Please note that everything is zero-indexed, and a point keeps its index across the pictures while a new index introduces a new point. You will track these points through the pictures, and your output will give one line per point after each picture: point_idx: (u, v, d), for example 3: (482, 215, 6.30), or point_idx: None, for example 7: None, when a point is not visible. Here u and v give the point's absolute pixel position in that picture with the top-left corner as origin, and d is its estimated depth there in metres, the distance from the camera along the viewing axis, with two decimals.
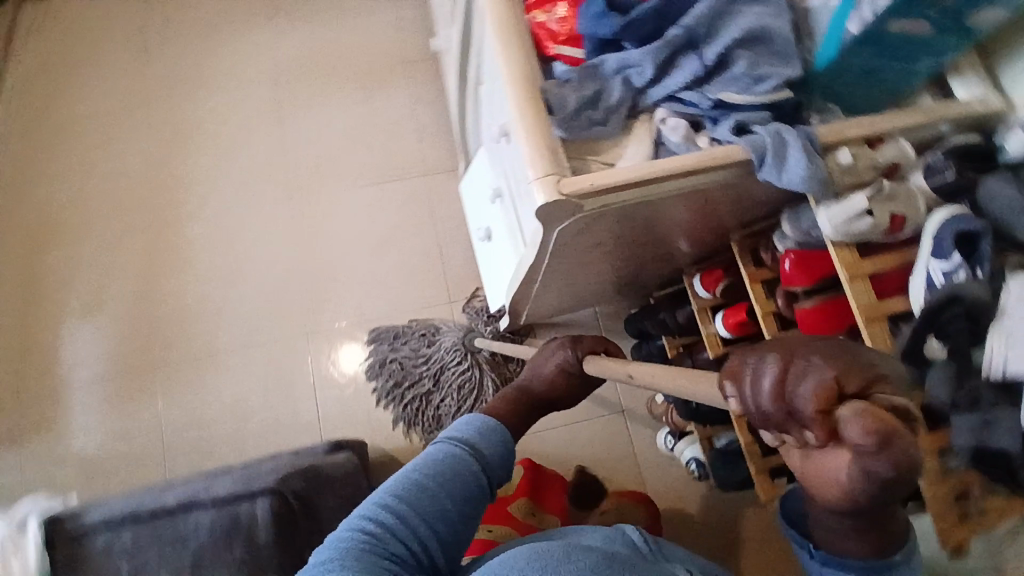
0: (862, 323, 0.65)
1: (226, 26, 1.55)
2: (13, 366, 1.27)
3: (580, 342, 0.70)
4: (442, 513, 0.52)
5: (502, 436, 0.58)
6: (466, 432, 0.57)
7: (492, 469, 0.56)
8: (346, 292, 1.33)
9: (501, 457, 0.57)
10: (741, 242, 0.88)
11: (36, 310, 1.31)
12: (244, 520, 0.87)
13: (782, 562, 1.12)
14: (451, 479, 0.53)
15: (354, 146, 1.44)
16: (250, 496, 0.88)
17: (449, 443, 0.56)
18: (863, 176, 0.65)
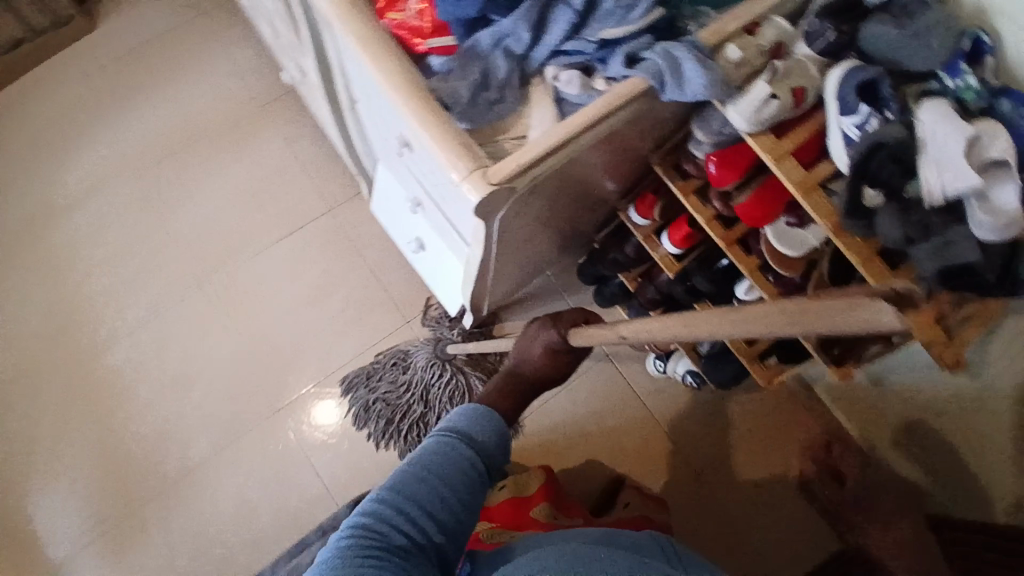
0: (801, 197, 0.68)
1: (60, 135, 1.43)
2: None
3: (561, 319, 0.72)
4: (443, 494, 0.57)
5: (497, 423, 0.63)
6: (458, 420, 0.62)
7: (487, 453, 0.61)
8: (302, 353, 1.32)
9: (497, 440, 0.62)
10: (663, 161, 0.90)
11: None
12: None
13: (771, 429, 1.34)
14: (450, 464, 0.58)
15: (247, 210, 1.39)
16: None
17: (444, 434, 0.61)
18: (755, 63, 0.67)
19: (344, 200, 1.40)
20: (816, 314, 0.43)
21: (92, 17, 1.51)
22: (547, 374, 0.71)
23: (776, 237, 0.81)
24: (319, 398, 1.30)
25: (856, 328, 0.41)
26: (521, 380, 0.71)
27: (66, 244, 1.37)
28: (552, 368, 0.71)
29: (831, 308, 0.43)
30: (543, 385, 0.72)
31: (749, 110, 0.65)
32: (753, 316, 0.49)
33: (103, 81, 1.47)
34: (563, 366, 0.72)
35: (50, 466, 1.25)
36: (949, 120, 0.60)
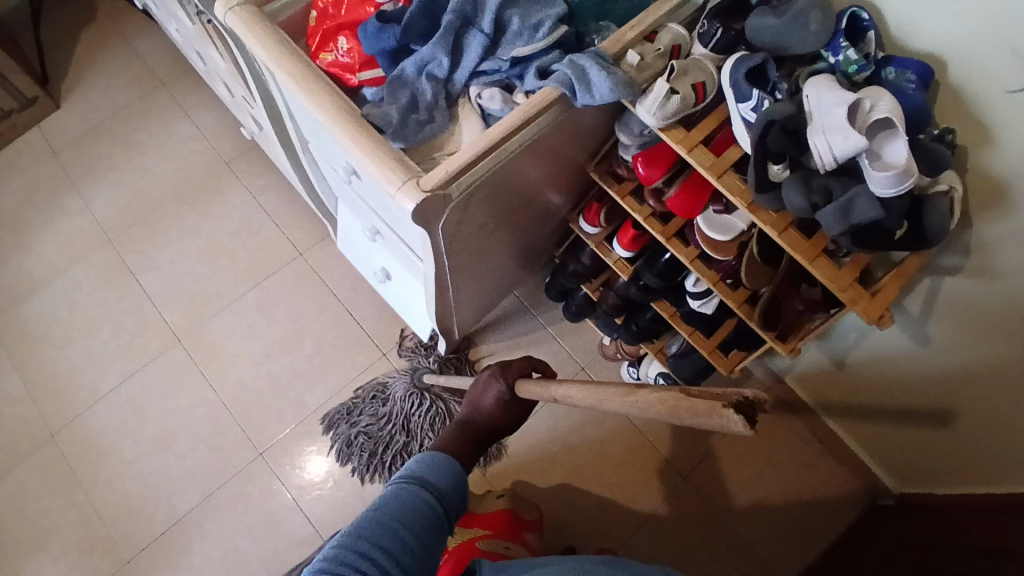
0: (716, 181, 0.74)
1: (31, 211, 1.49)
2: None
3: (509, 369, 0.80)
4: (406, 535, 0.60)
5: (455, 469, 0.68)
6: (418, 468, 0.67)
7: (445, 496, 0.65)
8: (280, 395, 1.34)
9: (454, 485, 0.67)
10: (598, 169, 0.96)
11: None
12: None
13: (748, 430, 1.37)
14: (410, 508, 0.62)
15: (218, 263, 1.44)
16: None
17: (404, 481, 0.65)
18: (656, 65, 0.75)
19: (312, 244, 1.45)
20: (683, 413, 0.49)
21: (57, 97, 1.59)
22: (495, 421, 0.78)
23: (708, 225, 0.87)
24: (301, 438, 1.31)
25: (716, 426, 0.47)
26: (471, 426, 0.77)
27: (42, 314, 1.40)
28: (500, 418, 0.78)
29: (696, 408, 0.48)
30: (492, 430, 0.78)
31: (656, 107, 0.72)
32: (645, 404, 0.54)
33: (72, 157, 1.53)
34: (512, 413, 0.79)
35: (34, 537, 1.24)
36: (833, 89, 0.65)
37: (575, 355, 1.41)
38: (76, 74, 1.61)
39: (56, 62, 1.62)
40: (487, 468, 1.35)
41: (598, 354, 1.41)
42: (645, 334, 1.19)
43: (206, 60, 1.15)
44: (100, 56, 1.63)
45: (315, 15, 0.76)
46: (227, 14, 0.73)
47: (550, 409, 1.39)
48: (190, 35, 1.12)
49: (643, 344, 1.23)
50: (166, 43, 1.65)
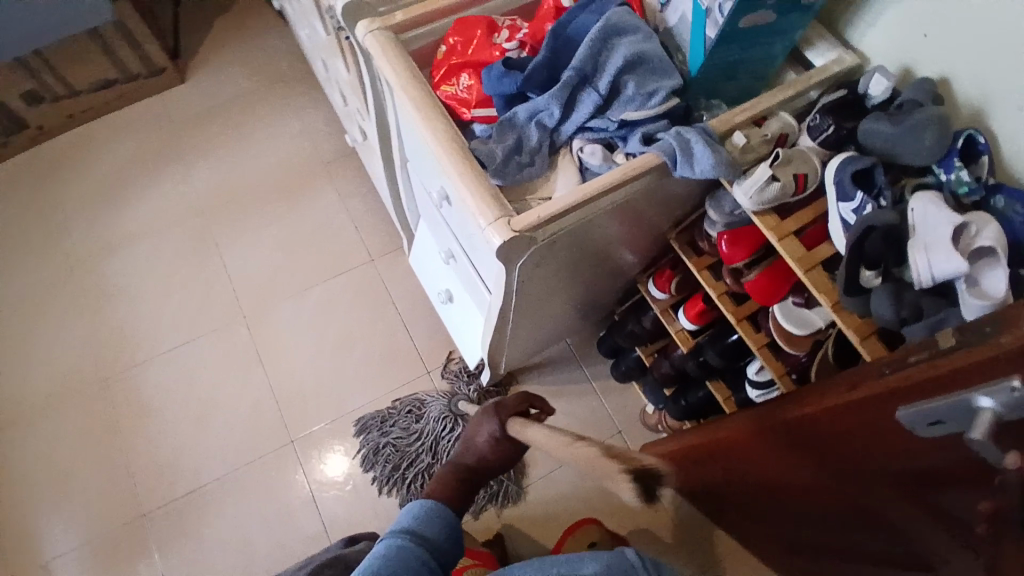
0: (802, 274, 0.73)
1: (135, 172, 1.60)
2: None
3: (501, 408, 0.82)
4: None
5: (442, 518, 0.73)
6: (412, 521, 0.72)
7: (435, 544, 0.71)
8: (323, 390, 1.38)
9: (442, 533, 0.72)
10: (679, 238, 0.98)
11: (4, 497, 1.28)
12: None
13: None
14: (403, 560, 0.66)
15: (295, 253, 1.51)
16: None
17: (399, 535, 0.70)
18: (761, 150, 0.76)
19: (384, 252, 1.51)
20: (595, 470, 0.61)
21: (182, 74, 1.72)
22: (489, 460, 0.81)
23: (784, 316, 0.85)
24: (331, 435, 1.34)
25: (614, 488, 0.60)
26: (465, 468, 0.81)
27: (125, 266, 1.50)
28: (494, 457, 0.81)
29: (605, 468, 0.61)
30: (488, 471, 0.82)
31: (754, 191, 0.72)
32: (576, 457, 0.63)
33: (184, 130, 1.65)
34: (504, 453, 0.81)
35: (66, 472, 1.30)
36: (938, 207, 0.65)
37: (614, 415, 1.39)
38: (204, 58, 1.75)
39: (188, 43, 1.77)
40: (502, 509, 1.33)
41: (638, 420, 1.38)
42: (694, 410, 1.16)
43: (330, 69, 1.24)
44: (228, 45, 1.77)
45: (444, 49, 0.80)
46: (367, 35, 0.78)
47: None
48: (320, 42, 1.21)
49: (687, 418, 1.20)
50: (291, 46, 1.78)
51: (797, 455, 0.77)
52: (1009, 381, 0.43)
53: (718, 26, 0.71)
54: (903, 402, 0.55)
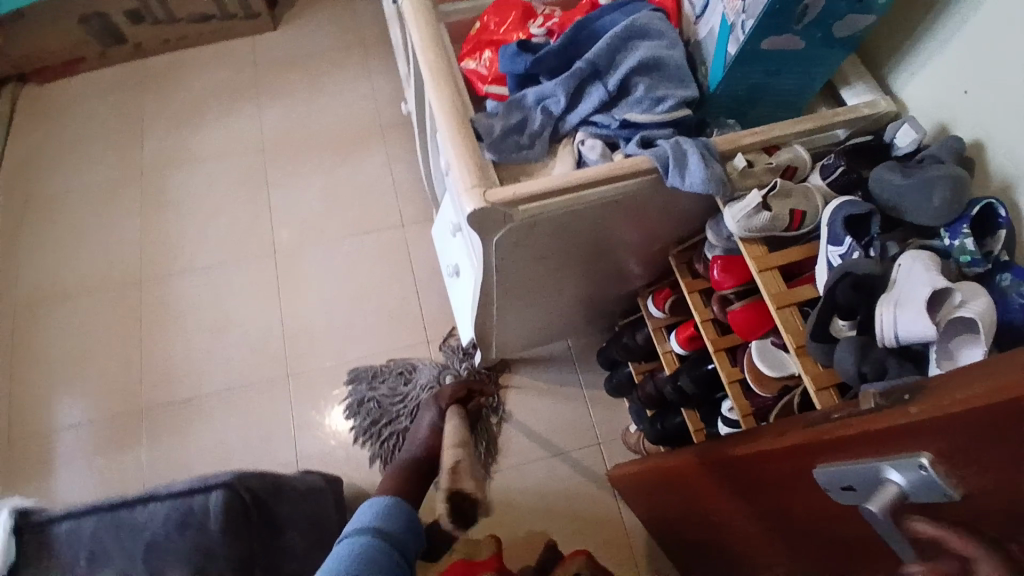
0: (773, 309, 0.71)
1: (214, 101, 1.73)
2: (8, 412, 1.37)
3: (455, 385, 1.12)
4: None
5: (405, 518, 0.72)
6: (374, 520, 0.70)
7: (399, 542, 0.69)
8: (326, 334, 1.45)
9: (401, 527, 0.71)
10: (678, 256, 0.96)
11: (32, 361, 1.43)
12: (197, 515, 0.70)
13: None
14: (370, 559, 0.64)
15: (334, 204, 1.59)
16: (205, 488, 0.72)
17: (362, 533, 0.68)
18: (762, 177, 0.73)
19: (415, 221, 1.56)
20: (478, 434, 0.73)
21: (276, 21, 1.85)
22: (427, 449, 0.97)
23: (759, 353, 0.82)
24: (323, 379, 1.40)
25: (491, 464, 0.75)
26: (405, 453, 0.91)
27: (183, 183, 1.62)
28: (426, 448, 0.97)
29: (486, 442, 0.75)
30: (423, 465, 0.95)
31: (742, 216, 0.70)
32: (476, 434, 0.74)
33: (265, 72, 1.77)
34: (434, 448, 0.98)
35: (88, 353, 1.43)
36: (927, 269, 0.60)
37: (597, 427, 1.38)
38: (299, 10, 1.87)
39: None
40: None
41: (620, 439, 1.36)
42: (669, 437, 1.13)
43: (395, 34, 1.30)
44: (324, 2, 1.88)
45: (477, 26, 0.83)
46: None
47: (551, 462, 1.34)
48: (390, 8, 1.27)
49: (663, 445, 1.18)
50: (379, 12, 1.86)
51: (732, 496, 0.75)
52: (918, 456, 0.41)
53: (738, 43, 0.70)
54: (821, 459, 0.53)
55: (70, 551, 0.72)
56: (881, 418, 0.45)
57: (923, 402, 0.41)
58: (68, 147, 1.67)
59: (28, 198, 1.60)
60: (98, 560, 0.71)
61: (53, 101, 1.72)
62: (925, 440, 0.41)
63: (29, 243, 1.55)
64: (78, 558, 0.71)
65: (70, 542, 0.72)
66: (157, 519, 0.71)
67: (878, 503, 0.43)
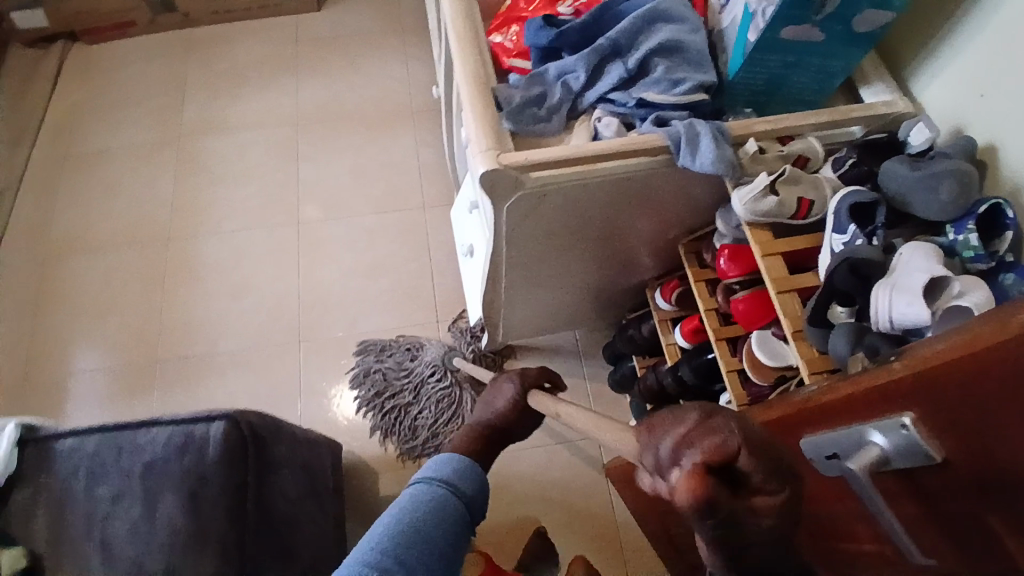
0: (774, 294, 0.71)
1: (254, 74, 1.79)
2: (31, 351, 1.43)
3: (526, 373, 0.75)
4: (438, 523, 0.61)
5: (480, 476, 0.67)
6: (446, 472, 0.65)
7: (470, 500, 0.65)
8: (340, 305, 1.48)
9: (475, 486, 0.66)
10: (687, 246, 0.97)
11: (58, 305, 1.49)
12: (196, 442, 0.73)
13: None
14: (440, 511, 0.62)
15: (359, 181, 1.63)
16: (207, 417, 0.75)
17: (434, 485, 0.64)
18: (772, 165, 0.75)
19: (436, 204, 1.59)
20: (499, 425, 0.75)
21: (321, 3, 1.91)
22: None
23: (760, 344, 0.82)
24: (332, 347, 1.43)
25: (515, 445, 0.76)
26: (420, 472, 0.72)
27: (217, 150, 1.68)
28: None
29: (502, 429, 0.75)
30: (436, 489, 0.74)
31: (749, 198, 0.71)
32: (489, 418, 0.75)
33: (305, 51, 1.83)
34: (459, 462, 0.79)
35: (111, 303, 1.49)
36: (927, 258, 0.61)
37: None
38: None
39: None
40: None
41: None
42: None
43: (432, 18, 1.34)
44: None
45: (508, 5, 0.87)
46: None
47: (549, 452, 1.34)
48: None
49: None
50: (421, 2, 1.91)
51: None
52: (902, 416, 0.40)
53: (759, 30, 0.71)
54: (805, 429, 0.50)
55: (69, 467, 0.75)
56: (871, 376, 0.43)
57: (908, 357, 0.40)
58: (113, 107, 1.74)
59: (70, 151, 1.68)
60: (97, 478, 0.74)
61: (104, 63, 1.81)
62: (914, 401, 0.39)
63: (67, 193, 1.62)
64: (77, 474, 0.74)
65: (69, 458, 0.75)
66: (157, 442, 0.74)
67: (856, 464, 0.42)
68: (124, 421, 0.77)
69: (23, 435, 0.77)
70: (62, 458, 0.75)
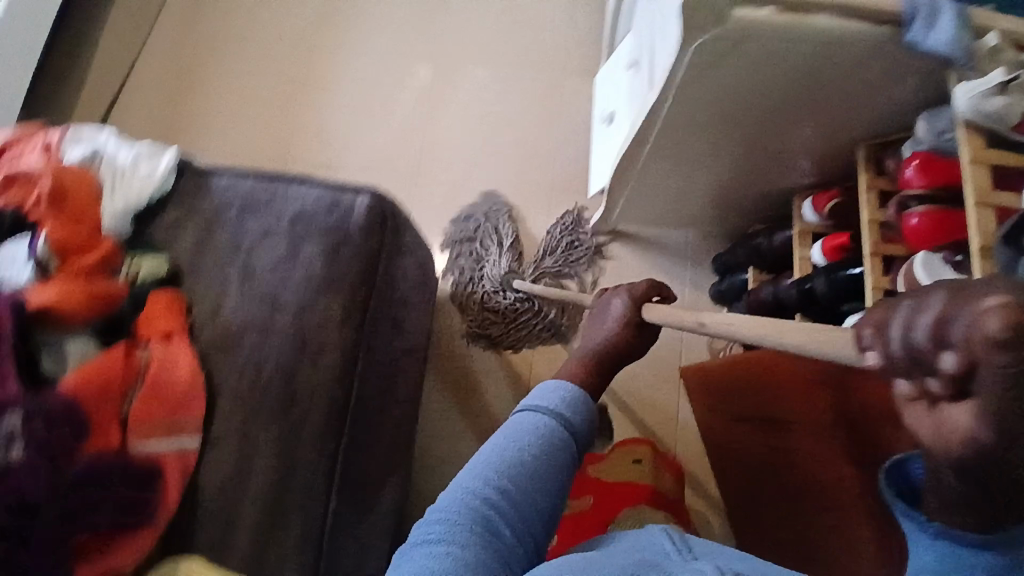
0: (971, 205, 0.65)
1: None
2: (176, 125, 1.53)
3: (637, 287, 0.77)
4: (550, 459, 0.60)
5: (589, 410, 0.65)
6: (558, 406, 0.63)
7: (578, 436, 0.63)
8: (457, 147, 1.45)
9: (584, 424, 0.64)
10: (868, 150, 0.91)
11: (205, 87, 1.56)
12: (343, 206, 0.79)
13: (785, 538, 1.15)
14: (551, 448, 0.60)
15: (504, 26, 1.55)
16: (354, 189, 0.80)
17: (548, 417, 0.62)
18: (1012, 65, 0.65)
19: (577, 68, 1.50)
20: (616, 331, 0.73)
21: None
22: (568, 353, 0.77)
23: (924, 264, 0.76)
24: (442, 188, 1.42)
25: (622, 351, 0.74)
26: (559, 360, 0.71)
27: None
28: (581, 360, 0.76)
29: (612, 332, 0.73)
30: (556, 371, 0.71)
31: (979, 91, 0.64)
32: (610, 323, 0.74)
33: None
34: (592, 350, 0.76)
35: (251, 96, 1.55)
36: None
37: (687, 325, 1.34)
38: None
39: None
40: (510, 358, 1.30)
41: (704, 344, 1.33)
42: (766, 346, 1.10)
43: None
44: None
45: None
46: None
47: None
48: None
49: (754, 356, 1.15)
50: None
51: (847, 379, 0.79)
52: None
53: None
54: None
55: (222, 200, 0.81)
56: None
57: None
58: None
59: None
60: (246, 216, 0.80)
61: None
62: None
63: None
64: (230, 204, 0.81)
65: (222, 193, 0.82)
66: (306, 197, 0.80)
67: None
68: (277, 175, 0.82)
69: (183, 165, 0.84)
70: (215, 192, 0.82)
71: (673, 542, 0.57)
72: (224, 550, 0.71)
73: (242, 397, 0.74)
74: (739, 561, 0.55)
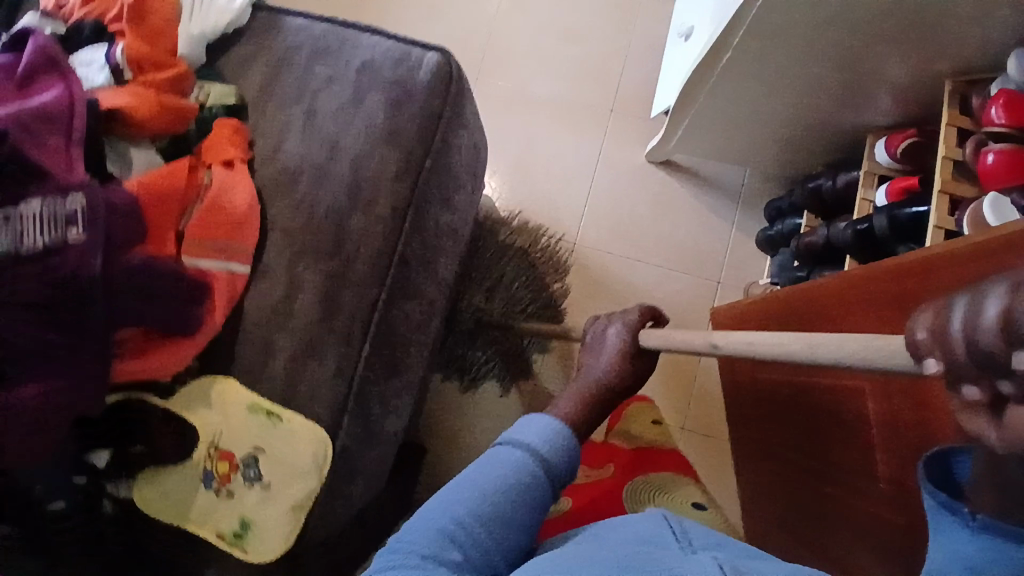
0: None
1: None
2: None
3: (629, 315, 0.82)
4: (518, 496, 0.60)
5: (571, 450, 0.66)
6: (536, 442, 0.64)
7: (555, 475, 0.64)
8: (521, 55, 1.41)
9: (563, 462, 0.64)
10: (955, 85, 0.87)
11: None
12: (412, 60, 0.79)
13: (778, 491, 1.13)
14: (524, 484, 0.61)
15: None
16: (425, 46, 0.80)
17: (523, 454, 0.63)
18: None
19: None
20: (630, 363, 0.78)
21: None
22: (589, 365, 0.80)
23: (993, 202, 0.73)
24: (500, 94, 1.39)
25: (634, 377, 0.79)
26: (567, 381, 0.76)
27: None
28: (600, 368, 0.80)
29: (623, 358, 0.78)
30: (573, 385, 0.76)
31: None
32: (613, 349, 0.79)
33: None
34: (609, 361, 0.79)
35: None
36: None
37: (727, 265, 1.32)
38: None
39: None
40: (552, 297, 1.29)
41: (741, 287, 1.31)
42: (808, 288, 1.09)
43: None
44: None
45: None
46: None
47: (667, 273, 1.32)
48: None
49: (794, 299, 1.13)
50: None
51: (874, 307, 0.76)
52: None
53: None
54: None
55: (295, 40, 0.82)
56: None
57: None
58: None
59: None
60: (317, 58, 0.80)
61: None
62: None
63: None
64: (302, 46, 0.81)
65: (296, 34, 0.82)
66: (377, 47, 0.80)
67: None
68: (352, 24, 0.83)
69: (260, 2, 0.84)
70: (290, 32, 0.82)
71: (672, 530, 0.57)
72: (261, 374, 0.74)
73: (293, 234, 0.75)
74: (751, 560, 0.54)
